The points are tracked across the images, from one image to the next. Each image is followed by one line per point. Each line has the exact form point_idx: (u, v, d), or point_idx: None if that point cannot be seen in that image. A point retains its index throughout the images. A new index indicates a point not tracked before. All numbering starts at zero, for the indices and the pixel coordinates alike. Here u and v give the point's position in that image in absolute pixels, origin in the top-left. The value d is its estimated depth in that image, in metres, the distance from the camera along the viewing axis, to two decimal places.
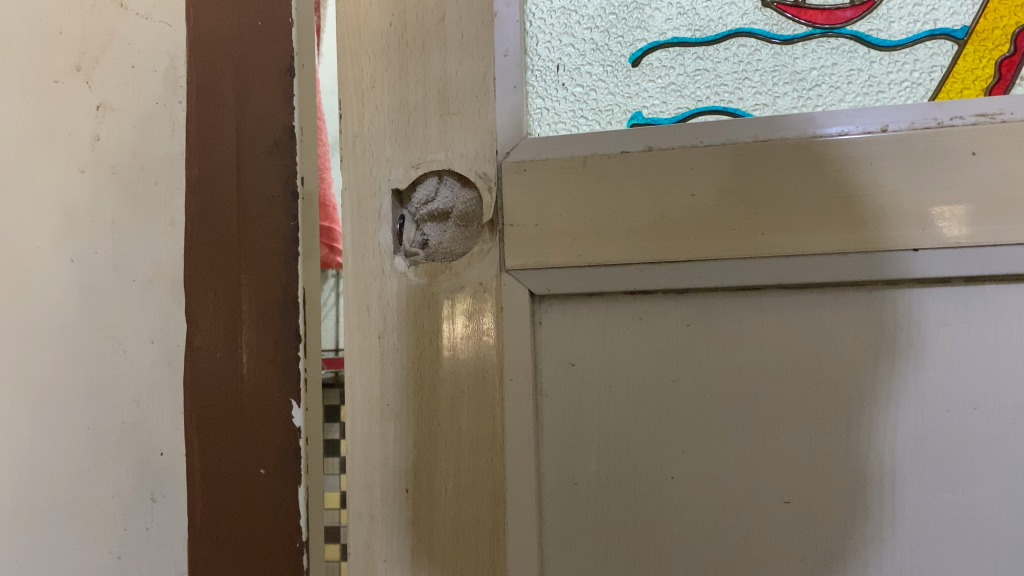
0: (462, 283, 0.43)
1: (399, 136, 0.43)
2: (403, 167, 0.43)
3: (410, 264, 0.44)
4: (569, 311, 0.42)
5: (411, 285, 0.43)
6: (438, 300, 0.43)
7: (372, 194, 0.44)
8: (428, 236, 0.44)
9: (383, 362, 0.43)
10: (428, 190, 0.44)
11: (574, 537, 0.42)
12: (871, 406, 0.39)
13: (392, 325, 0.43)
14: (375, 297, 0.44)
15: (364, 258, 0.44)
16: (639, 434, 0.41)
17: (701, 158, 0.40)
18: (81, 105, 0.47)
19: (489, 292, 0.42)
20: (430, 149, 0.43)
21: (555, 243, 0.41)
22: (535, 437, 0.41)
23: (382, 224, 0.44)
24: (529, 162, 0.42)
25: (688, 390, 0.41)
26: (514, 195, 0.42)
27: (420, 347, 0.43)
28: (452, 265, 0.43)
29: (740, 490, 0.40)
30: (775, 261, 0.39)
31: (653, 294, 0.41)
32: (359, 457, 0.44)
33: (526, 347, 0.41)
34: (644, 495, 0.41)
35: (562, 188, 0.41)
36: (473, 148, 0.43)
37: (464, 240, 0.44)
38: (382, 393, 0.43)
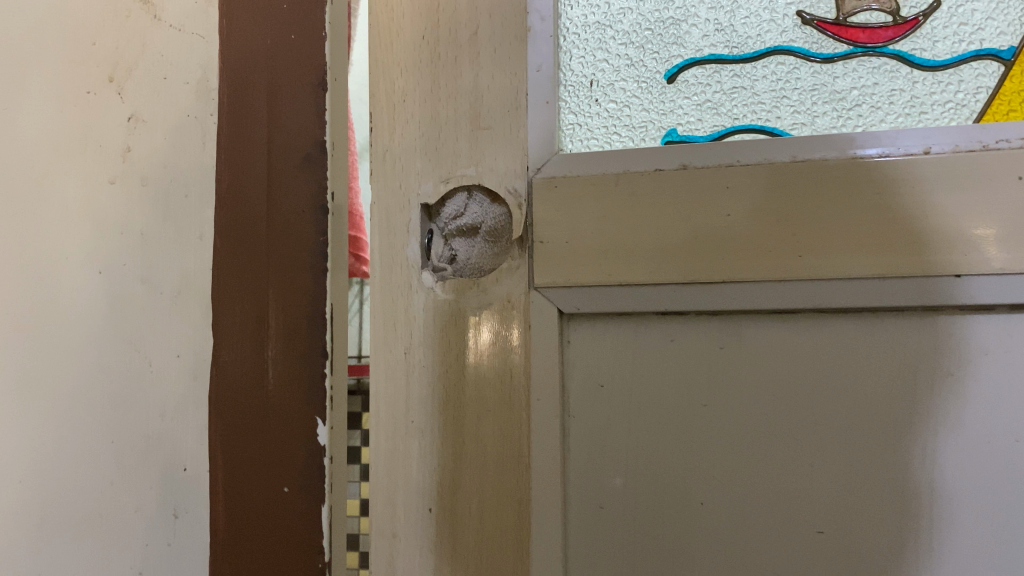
0: (490, 299, 0.42)
1: (429, 150, 0.43)
2: (432, 181, 0.43)
3: (438, 279, 0.43)
4: (598, 330, 0.42)
5: (439, 300, 0.42)
6: (465, 316, 0.42)
7: (400, 207, 0.43)
8: (457, 251, 0.44)
9: (409, 379, 0.43)
10: (458, 205, 0.43)
11: (600, 561, 0.41)
12: (909, 435, 0.38)
13: (419, 341, 0.43)
14: (402, 312, 0.43)
15: (391, 271, 0.43)
16: (669, 459, 0.40)
17: (738, 177, 0.39)
18: (114, 117, 0.47)
19: (516, 309, 0.42)
20: (460, 164, 0.42)
21: (586, 261, 0.41)
22: (561, 458, 0.41)
23: (410, 238, 0.43)
24: (561, 179, 0.41)
25: (719, 415, 0.40)
26: (546, 212, 0.41)
27: (447, 364, 0.42)
28: (480, 281, 0.42)
29: (771, 518, 0.39)
30: (811, 284, 0.38)
31: (685, 316, 0.40)
32: (382, 474, 0.43)
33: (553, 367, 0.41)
34: (672, 520, 0.40)
35: (594, 205, 0.41)
36: (504, 163, 0.42)
37: (493, 256, 0.43)
38: (407, 409, 0.43)
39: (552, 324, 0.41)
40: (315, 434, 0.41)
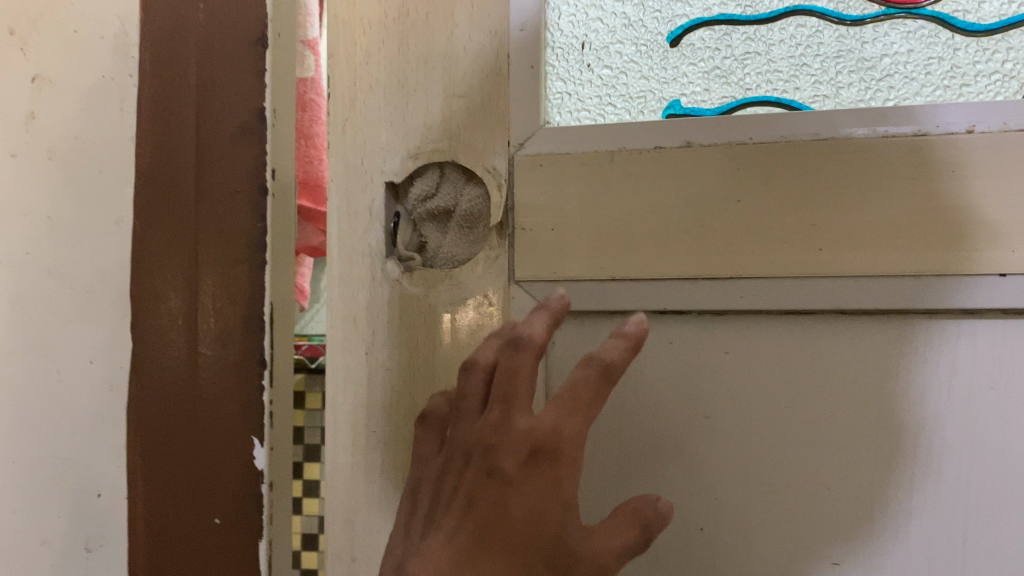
0: (464, 294, 0.37)
1: (396, 121, 0.37)
2: (399, 158, 0.37)
3: (405, 270, 0.37)
4: (587, 329, 0.36)
5: (407, 294, 0.37)
6: (436, 313, 0.37)
7: (361, 187, 0.38)
8: (428, 238, 0.39)
9: (370, 384, 0.37)
10: (428, 185, 0.38)
11: None
12: (940, 455, 0.33)
13: (382, 341, 0.37)
14: (364, 307, 0.37)
15: (352, 260, 0.38)
16: (666, 478, 0.35)
17: (750, 159, 0.34)
18: (15, 77, 0.41)
19: (494, 305, 0.36)
20: (431, 137, 0.37)
21: (575, 251, 0.35)
22: None
23: (373, 223, 0.38)
24: (547, 156, 0.36)
25: (724, 429, 0.35)
26: (529, 194, 0.36)
27: (415, 368, 0.37)
28: (453, 273, 0.37)
29: (781, 548, 0.34)
30: (830, 281, 0.33)
31: (688, 316, 0.35)
32: (340, 490, 0.37)
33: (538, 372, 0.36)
34: (669, 546, 0.35)
35: (584, 187, 0.35)
36: (481, 138, 0.37)
37: (468, 244, 0.38)
38: (368, 418, 0.37)
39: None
40: (252, 456, 0.37)
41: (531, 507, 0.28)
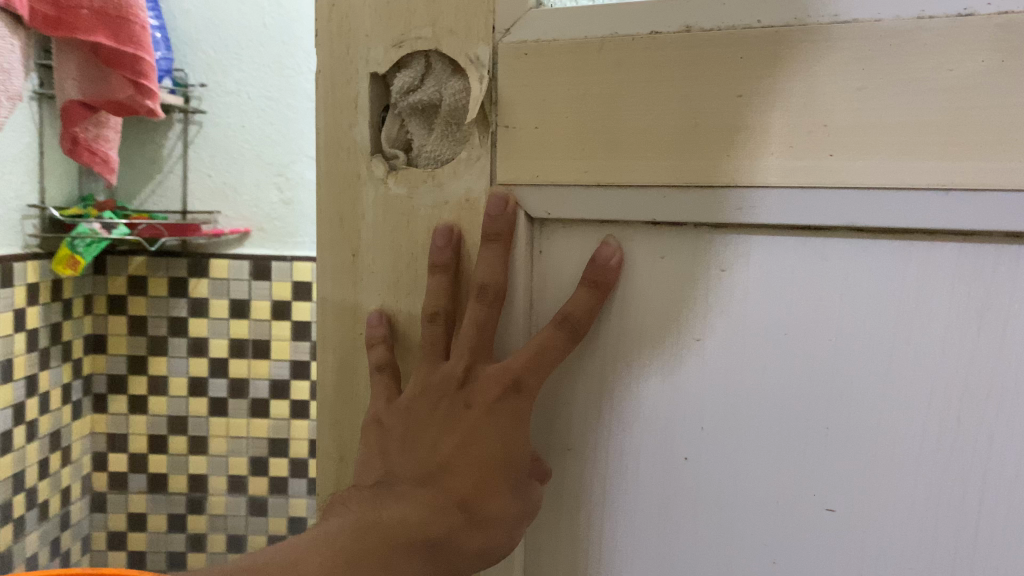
0: (446, 198, 0.35)
1: (380, 5, 0.34)
2: (383, 47, 0.35)
3: (391, 169, 0.36)
4: (575, 237, 0.34)
5: (387, 195, 0.35)
6: (419, 217, 0.35)
7: (344, 77, 0.35)
8: (412, 135, 0.36)
9: (357, 286, 0.37)
10: (412, 77, 0.35)
11: (563, 505, 0.35)
12: (961, 403, 0.28)
13: (369, 242, 0.36)
14: (350, 206, 0.36)
15: (338, 157, 0.36)
16: (649, 400, 0.33)
17: (755, 46, 0.29)
18: None
19: (476, 208, 0.34)
20: (415, 23, 0.34)
21: (557, 154, 0.32)
22: (524, 397, 0.33)
23: (358, 118, 0.35)
24: (533, 44, 0.32)
25: (713, 354, 0.32)
26: (513, 87, 0.33)
27: (399, 271, 0.36)
28: (434, 173, 0.35)
29: (769, 484, 0.31)
30: (842, 194, 0.28)
31: (682, 227, 0.32)
32: (331, 390, 0.38)
33: (522, 284, 0.34)
34: (650, 473, 0.33)
35: (570, 79, 0.32)
36: (463, 24, 0.33)
37: (451, 142, 0.35)
38: (355, 319, 0.37)
39: (521, 228, 0.34)
40: None
41: (499, 435, 0.33)
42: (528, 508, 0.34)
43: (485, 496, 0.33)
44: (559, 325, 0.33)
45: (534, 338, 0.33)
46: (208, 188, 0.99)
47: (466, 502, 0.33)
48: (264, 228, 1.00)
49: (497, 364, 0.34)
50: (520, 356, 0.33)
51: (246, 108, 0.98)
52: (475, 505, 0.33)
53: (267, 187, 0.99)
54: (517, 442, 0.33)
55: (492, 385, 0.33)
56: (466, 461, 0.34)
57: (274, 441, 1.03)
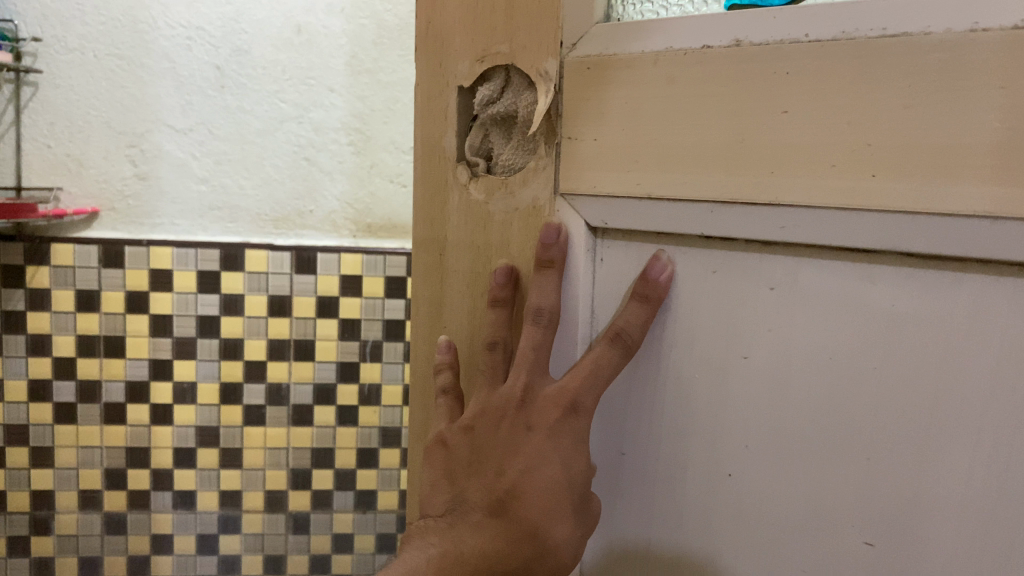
0: (517, 205, 0.36)
1: (467, 20, 0.36)
2: (469, 61, 0.36)
3: (473, 176, 0.38)
4: (634, 248, 0.34)
5: (463, 204, 0.38)
6: (494, 222, 0.37)
7: (433, 86, 0.38)
8: (495, 144, 0.38)
9: (445, 285, 0.40)
10: (492, 89, 0.36)
11: (616, 507, 0.36)
12: (1009, 448, 0.25)
13: (454, 245, 0.39)
14: (439, 211, 0.39)
15: (432, 163, 0.39)
16: (697, 414, 0.32)
17: (802, 61, 0.27)
18: None
19: (542, 216, 0.35)
20: (494, 38, 0.35)
21: (611, 167, 0.32)
22: (574, 421, 0.35)
23: (447, 127, 0.38)
24: (595, 58, 0.32)
25: (759, 373, 0.31)
26: (575, 100, 0.33)
27: (477, 274, 0.38)
28: (508, 183, 0.36)
29: (808, 510, 0.30)
30: (885, 218, 0.26)
31: (733, 241, 0.31)
32: (420, 380, 0.43)
33: (584, 288, 0.35)
34: (695, 485, 0.33)
35: (625, 93, 0.32)
36: (536, 38, 0.34)
37: (526, 150, 0.36)
38: (442, 316, 0.41)
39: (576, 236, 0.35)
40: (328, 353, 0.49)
41: (561, 459, 0.36)
42: (590, 525, 0.36)
43: (551, 522, 0.35)
44: (612, 344, 0.34)
45: (589, 355, 0.35)
46: (49, 161, 0.84)
47: (537, 529, 0.35)
48: (115, 206, 0.85)
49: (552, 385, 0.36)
50: (574, 374, 0.35)
51: (91, 69, 0.82)
52: (546, 533, 0.35)
53: (119, 159, 0.85)
54: (577, 464, 0.35)
55: (552, 409, 0.36)
56: (532, 489, 0.36)
57: (133, 449, 0.88)
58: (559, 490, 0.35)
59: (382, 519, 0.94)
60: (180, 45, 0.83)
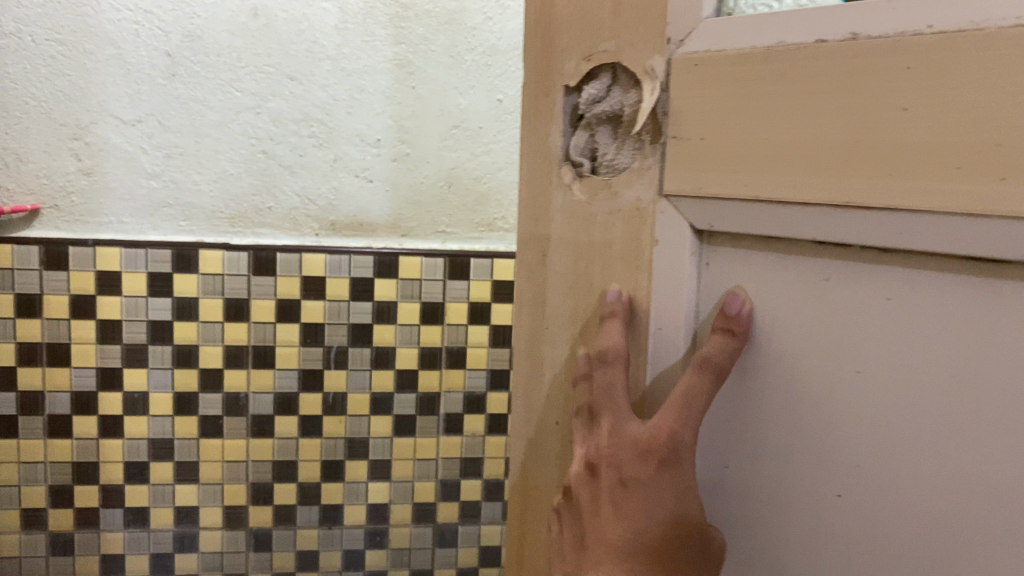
0: (620, 205, 0.37)
1: (576, 22, 0.38)
2: (575, 60, 0.39)
3: (578, 176, 0.40)
4: (742, 254, 0.33)
5: (568, 203, 0.40)
6: (596, 220, 0.39)
7: (545, 91, 0.41)
8: (599, 143, 0.39)
9: (546, 289, 0.42)
10: (596, 89, 0.38)
11: (721, 520, 0.35)
12: None
13: (556, 244, 0.41)
14: (545, 209, 0.41)
15: (541, 163, 0.41)
16: (804, 430, 0.31)
17: (922, 53, 0.25)
18: None
19: (646, 218, 0.36)
20: (601, 38, 0.37)
21: (717, 168, 0.32)
22: (664, 468, 0.35)
23: (554, 127, 0.40)
24: (702, 56, 0.32)
25: (870, 390, 0.29)
26: (682, 99, 0.33)
27: (576, 275, 0.40)
28: (613, 184, 0.37)
29: (922, 542, 0.27)
30: (1012, 227, 0.23)
31: (848, 248, 0.29)
32: (523, 410, 0.45)
33: (688, 295, 0.35)
34: (801, 503, 0.31)
35: (734, 91, 0.31)
36: (645, 36, 0.35)
37: (631, 150, 0.37)
38: (543, 317, 0.43)
39: (675, 239, 0.35)
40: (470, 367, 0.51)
41: (672, 507, 0.35)
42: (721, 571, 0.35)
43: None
44: (702, 372, 0.34)
45: (676, 388, 0.35)
46: None
47: None
48: (59, 204, 0.84)
49: (641, 424, 0.37)
50: (663, 414, 0.35)
51: (37, 61, 0.82)
52: None
53: (63, 152, 0.84)
54: (691, 509, 0.35)
55: (646, 452, 0.35)
56: (644, 549, 0.36)
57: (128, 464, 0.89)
58: (658, 522, 0.35)
59: (349, 534, 0.95)
60: (182, 44, 0.84)
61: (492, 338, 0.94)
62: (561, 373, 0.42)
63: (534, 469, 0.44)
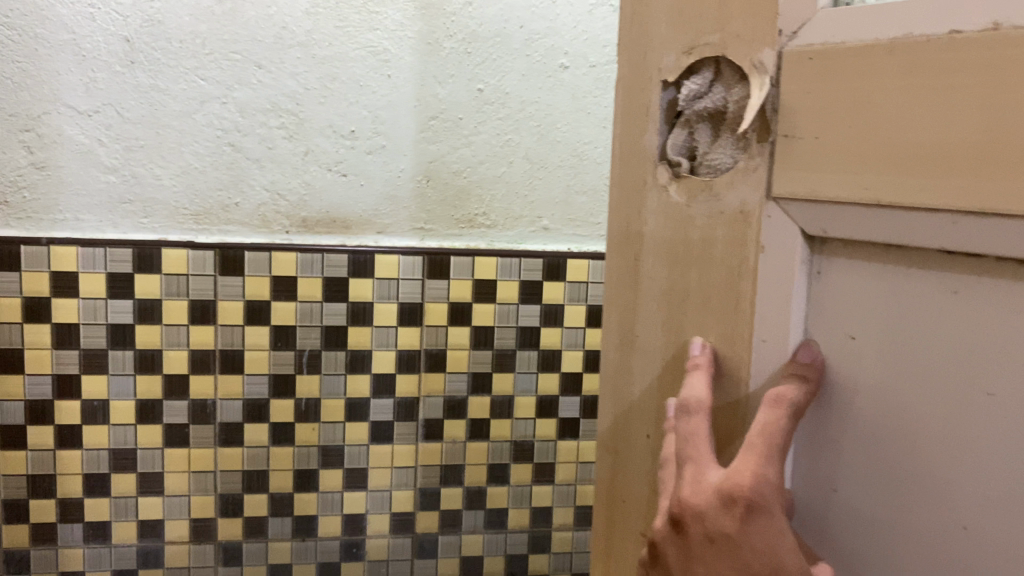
0: (723, 206, 0.42)
1: (676, 21, 0.45)
2: (675, 55, 0.45)
3: (674, 175, 0.46)
4: (856, 261, 0.36)
5: (666, 208, 0.46)
6: (693, 216, 0.45)
7: (642, 86, 0.48)
8: (698, 142, 0.46)
9: (637, 289, 0.49)
10: (699, 85, 0.45)
11: (853, 544, 0.37)
12: None
13: (648, 251, 0.48)
14: (636, 211, 0.49)
15: (637, 163, 0.48)
16: (932, 447, 0.33)
17: None
18: None
19: (750, 219, 0.41)
20: (705, 34, 0.43)
21: (838, 167, 0.35)
22: (741, 505, 0.38)
23: (648, 125, 0.47)
24: (818, 49, 0.36)
25: (1010, 407, 0.30)
26: (793, 90, 0.38)
27: (669, 274, 0.47)
28: (714, 188, 0.43)
29: None
30: None
31: (985, 259, 0.30)
32: (621, 434, 0.52)
33: (799, 304, 0.39)
34: (929, 518, 0.34)
35: (855, 85, 0.34)
36: (755, 34, 0.40)
37: (735, 149, 0.43)
38: (636, 333, 0.50)
39: (780, 245, 0.39)
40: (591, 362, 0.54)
41: (764, 541, 0.38)
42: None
43: None
44: (784, 413, 0.38)
45: (756, 421, 0.40)
46: None
47: None
48: None
49: (719, 472, 0.41)
50: (741, 460, 0.39)
51: None
52: None
53: None
54: (782, 552, 0.38)
55: (727, 499, 0.39)
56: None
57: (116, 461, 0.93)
58: (771, 551, 0.38)
59: (324, 547, 1.04)
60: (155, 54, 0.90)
61: (473, 342, 1.03)
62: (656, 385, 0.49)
63: (623, 487, 0.52)
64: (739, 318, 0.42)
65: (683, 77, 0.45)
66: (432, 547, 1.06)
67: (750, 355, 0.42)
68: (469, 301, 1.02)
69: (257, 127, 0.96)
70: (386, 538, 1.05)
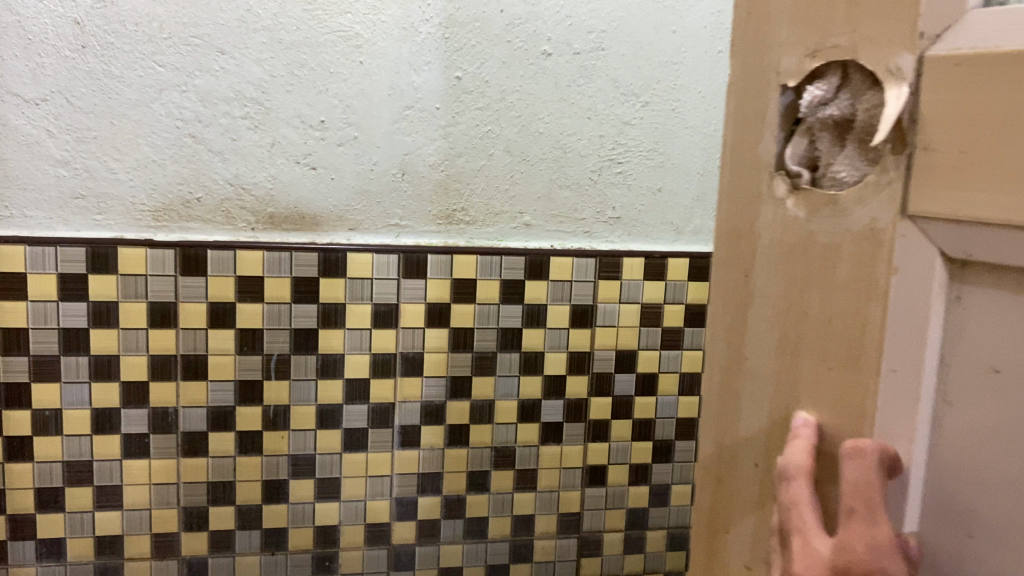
0: (853, 221, 0.42)
1: (801, 21, 0.45)
2: (799, 57, 0.45)
3: (795, 186, 0.46)
4: (1000, 291, 0.36)
5: (783, 220, 0.46)
6: (818, 235, 0.44)
7: (761, 90, 0.48)
8: (821, 153, 0.45)
9: (753, 307, 0.49)
10: (828, 92, 0.44)
11: None
12: None
13: (763, 268, 0.48)
14: (755, 220, 0.48)
15: (755, 171, 0.48)
16: None
17: None
18: None
19: (884, 241, 0.40)
20: (834, 32, 0.43)
21: (984, 183, 0.34)
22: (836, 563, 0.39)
23: (767, 133, 0.47)
24: (965, 53, 0.35)
25: None
26: (930, 102, 0.37)
27: (791, 296, 0.46)
28: (842, 204, 0.42)
29: None
30: None
31: None
32: (724, 459, 0.52)
33: (935, 336, 0.38)
34: None
35: (1006, 91, 0.34)
36: (892, 37, 0.39)
37: (863, 162, 0.42)
38: (746, 351, 0.50)
39: (915, 264, 0.39)
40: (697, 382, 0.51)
41: None
42: None
43: None
44: (874, 470, 0.40)
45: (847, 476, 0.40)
46: None
47: None
48: None
49: (828, 543, 0.40)
50: (850, 530, 0.39)
51: None
52: None
53: None
54: None
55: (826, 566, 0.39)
56: None
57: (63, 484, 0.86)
58: None
59: (296, 560, 0.99)
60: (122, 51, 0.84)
61: (451, 343, 0.98)
62: (766, 410, 0.48)
63: (726, 514, 0.52)
64: (866, 344, 0.41)
65: (807, 82, 0.45)
66: (408, 558, 1.02)
67: (878, 382, 0.41)
68: (448, 300, 0.97)
69: (219, 117, 0.90)
70: (361, 550, 1.00)
